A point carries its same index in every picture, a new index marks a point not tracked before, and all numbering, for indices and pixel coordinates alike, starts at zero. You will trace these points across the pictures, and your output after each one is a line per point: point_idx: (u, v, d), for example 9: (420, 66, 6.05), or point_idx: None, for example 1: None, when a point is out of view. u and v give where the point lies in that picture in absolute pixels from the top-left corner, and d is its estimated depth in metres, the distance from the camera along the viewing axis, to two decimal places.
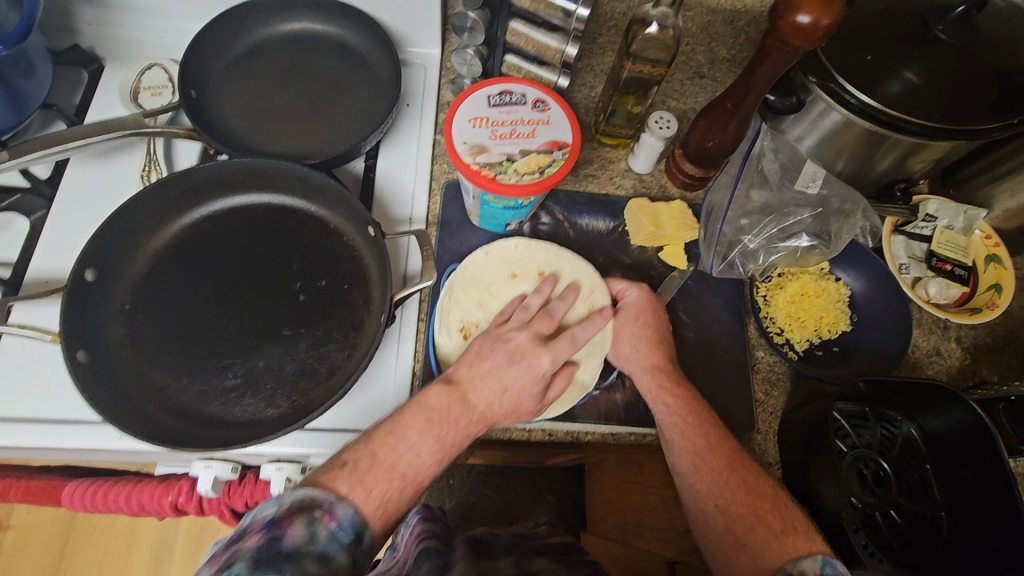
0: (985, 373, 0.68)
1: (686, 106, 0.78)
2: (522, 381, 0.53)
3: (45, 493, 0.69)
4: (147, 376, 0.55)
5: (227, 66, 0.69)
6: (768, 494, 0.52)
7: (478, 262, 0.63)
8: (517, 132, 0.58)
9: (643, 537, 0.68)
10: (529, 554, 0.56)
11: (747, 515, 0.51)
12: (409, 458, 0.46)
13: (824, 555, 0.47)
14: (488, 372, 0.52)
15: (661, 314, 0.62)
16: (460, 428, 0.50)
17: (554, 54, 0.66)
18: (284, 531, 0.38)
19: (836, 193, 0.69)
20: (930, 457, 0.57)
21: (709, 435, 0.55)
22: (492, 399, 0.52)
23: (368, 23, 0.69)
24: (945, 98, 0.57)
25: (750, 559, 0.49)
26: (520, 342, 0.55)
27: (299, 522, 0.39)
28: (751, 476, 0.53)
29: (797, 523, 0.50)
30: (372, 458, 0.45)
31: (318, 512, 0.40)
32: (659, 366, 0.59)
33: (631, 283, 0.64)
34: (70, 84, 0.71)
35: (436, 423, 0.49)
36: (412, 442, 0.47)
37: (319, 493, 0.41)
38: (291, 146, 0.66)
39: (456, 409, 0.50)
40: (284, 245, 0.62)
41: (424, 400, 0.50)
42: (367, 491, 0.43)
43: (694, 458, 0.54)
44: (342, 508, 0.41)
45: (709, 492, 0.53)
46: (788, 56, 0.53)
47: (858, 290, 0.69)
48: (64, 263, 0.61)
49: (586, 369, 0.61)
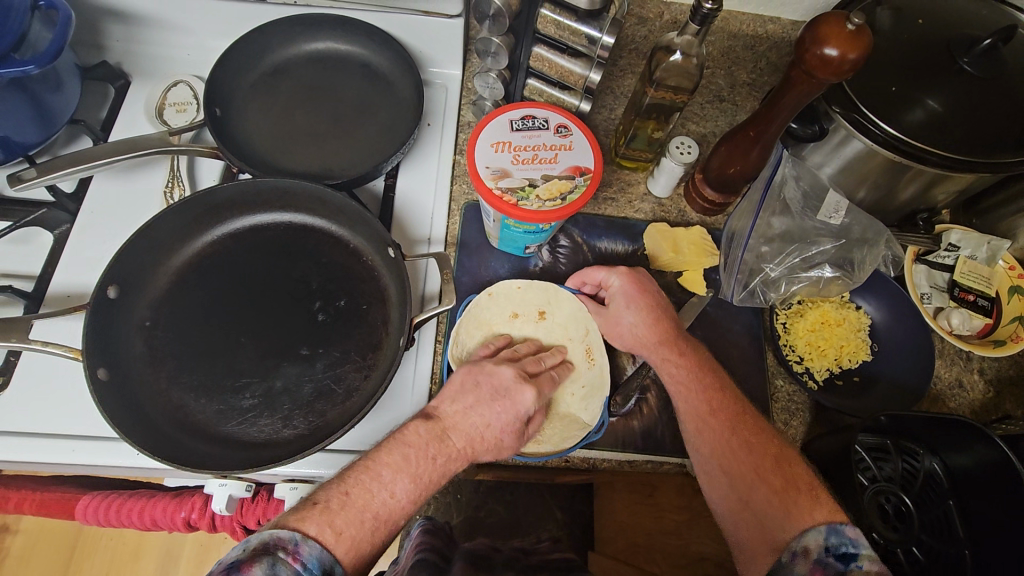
0: (1009, 407, 0.67)
1: (706, 129, 0.78)
2: (502, 418, 0.51)
3: (59, 506, 0.70)
4: (165, 394, 0.55)
5: (252, 84, 0.70)
6: (772, 453, 0.51)
7: (481, 304, 0.63)
8: (539, 158, 0.58)
9: (653, 561, 0.63)
10: (528, 570, 0.55)
11: (748, 474, 0.50)
12: (383, 498, 0.45)
13: (829, 523, 0.44)
14: (467, 413, 0.51)
15: (652, 289, 0.62)
16: (437, 466, 0.48)
17: (577, 79, 0.66)
18: (245, 574, 0.37)
19: (858, 222, 0.68)
20: (953, 492, 0.55)
21: (712, 398, 0.55)
22: (474, 434, 0.50)
23: (392, 45, 0.70)
24: (969, 130, 0.57)
25: (755, 520, 0.48)
26: (504, 377, 0.53)
27: (260, 564, 0.38)
28: (754, 436, 0.52)
29: (801, 482, 0.48)
30: (344, 497, 0.44)
31: (282, 553, 0.39)
32: (664, 341, 0.59)
33: (611, 270, 0.62)
34: (97, 99, 0.72)
35: (413, 462, 0.47)
36: (387, 481, 0.46)
37: (283, 534, 0.41)
38: (313, 165, 0.66)
39: (434, 447, 0.49)
40: (304, 264, 0.62)
41: (403, 437, 0.48)
42: (336, 534, 0.42)
43: (697, 423, 0.54)
44: (308, 548, 0.41)
45: (711, 453, 0.53)
46: (815, 87, 0.52)
47: (879, 320, 0.68)
48: (87, 278, 0.61)
49: (586, 410, 0.59)
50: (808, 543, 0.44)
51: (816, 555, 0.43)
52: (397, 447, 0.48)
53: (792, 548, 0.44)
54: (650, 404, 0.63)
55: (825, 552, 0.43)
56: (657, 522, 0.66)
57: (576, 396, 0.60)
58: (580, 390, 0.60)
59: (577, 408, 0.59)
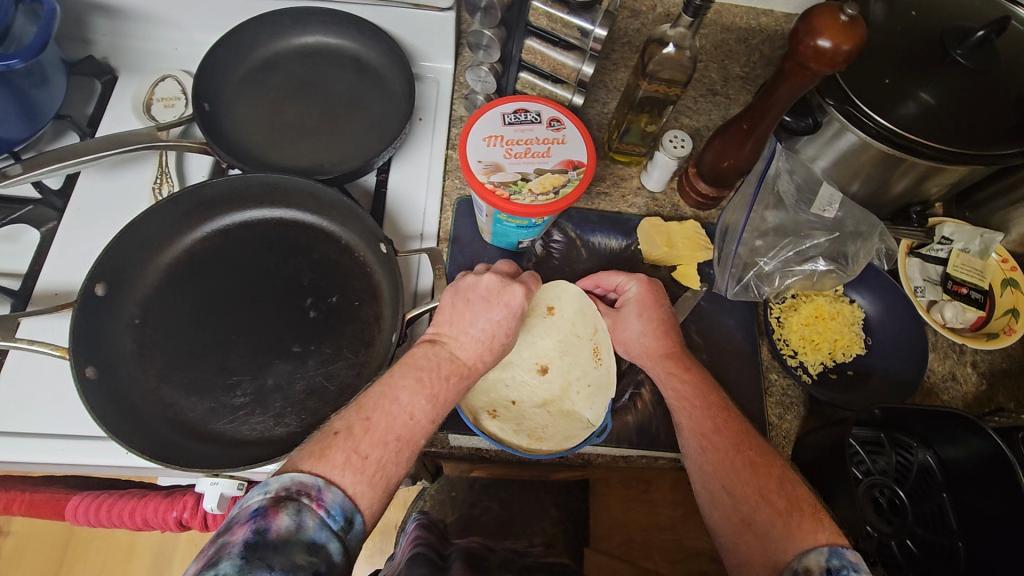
0: (1002, 400, 0.67)
1: (700, 123, 0.78)
2: (504, 322, 0.52)
3: (50, 507, 0.68)
4: (156, 392, 0.55)
5: (241, 77, 0.69)
6: (776, 474, 0.50)
7: None
8: (532, 152, 0.57)
9: (649, 557, 0.63)
10: (524, 569, 0.55)
11: (752, 495, 0.49)
12: (404, 420, 0.44)
13: (832, 546, 0.43)
14: (468, 325, 0.51)
15: (664, 305, 0.61)
16: (452, 384, 0.48)
17: (570, 72, 0.66)
18: (271, 523, 0.35)
19: (852, 216, 0.68)
20: (947, 485, 0.55)
21: (716, 416, 0.54)
22: (480, 348, 0.50)
23: (383, 38, 0.69)
24: (962, 122, 0.57)
25: (757, 540, 0.46)
26: (491, 283, 0.53)
27: (285, 512, 0.36)
28: (758, 456, 0.51)
29: (804, 504, 0.47)
30: (366, 422, 0.43)
31: (306, 499, 0.37)
32: (670, 355, 0.58)
33: (629, 275, 0.62)
34: (84, 95, 0.71)
35: (427, 383, 0.47)
36: (404, 403, 0.45)
37: (306, 479, 0.38)
38: (303, 160, 0.65)
39: (445, 367, 0.49)
40: (294, 262, 0.62)
41: (413, 361, 0.48)
42: (362, 458, 0.41)
43: (700, 439, 0.53)
44: (332, 494, 0.38)
45: (713, 472, 0.51)
46: (808, 79, 0.52)
47: (872, 313, 0.68)
48: (74, 276, 0.60)
49: (591, 409, 0.59)
50: (809, 563, 0.42)
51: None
52: (410, 370, 0.47)
53: (794, 567, 0.43)
54: (645, 399, 0.63)
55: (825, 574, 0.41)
56: (652, 518, 0.66)
57: (581, 394, 0.60)
58: (586, 388, 0.60)
59: (582, 406, 0.59)
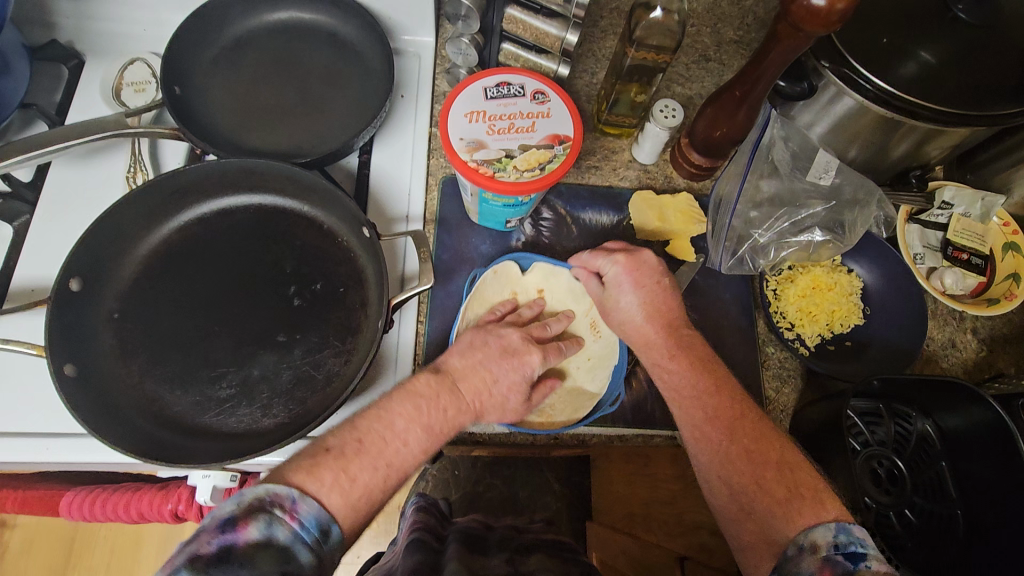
0: (1002, 365, 0.66)
1: (692, 91, 0.75)
2: (510, 375, 0.52)
3: (43, 502, 0.69)
4: (138, 387, 0.54)
5: (213, 58, 0.66)
6: (773, 459, 0.47)
7: (486, 282, 0.62)
8: (516, 127, 0.55)
9: (651, 530, 0.65)
10: (523, 548, 0.53)
11: (748, 485, 0.47)
12: (395, 447, 0.44)
13: (840, 521, 0.42)
14: (478, 364, 0.51)
15: (650, 280, 0.58)
16: (448, 417, 0.48)
17: (554, 41, 0.64)
18: (239, 535, 0.35)
19: (849, 182, 0.66)
20: (946, 454, 0.54)
21: (707, 404, 0.51)
22: (481, 390, 0.50)
23: (359, 12, 0.66)
24: (965, 80, 0.54)
25: (757, 529, 0.45)
26: (512, 339, 0.54)
27: (256, 523, 0.36)
28: (752, 445, 0.48)
29: (805, 490, 0.45)
30: (358, 444, 0.43)
31: (278, 511, 0.37)
32: (657, 341, 0.55)
33: (607, 256, 0.59)
34: (50, 81, 0.68)
35: (424, 412, 0.47)
36: (400, 430, 0.45)
37: (280, 489, 0.38)
38: (280, 143, 0.63)
39: (445, 398, 0.48)
40: (277, 248, 0.60)
41: (412, 386, 0.48)
42: (350, 480, 0.41)
43: (693, 430, 0.51)
44: (306, 505, 0.38)
45: (709, 464, 0.50)
46: (802, 41, 0.49)
47: (870, 282, 0.67)
48: (50, 271, 0.59)
49: (593, 381, 0.61)
50: (815, 539, 0.41)
51: (825, 551, 0.40)
52: (409, 398, 0.47)
53: (798, 542, 0.42)
54: (640, 378, 0.61)
55: (833, 550, 0.40)
56: (653, 492, 0.65)
57: (582, 368, 0.62)
58: (587, 362, 0.62)
59: (585, 380, 0.61)
